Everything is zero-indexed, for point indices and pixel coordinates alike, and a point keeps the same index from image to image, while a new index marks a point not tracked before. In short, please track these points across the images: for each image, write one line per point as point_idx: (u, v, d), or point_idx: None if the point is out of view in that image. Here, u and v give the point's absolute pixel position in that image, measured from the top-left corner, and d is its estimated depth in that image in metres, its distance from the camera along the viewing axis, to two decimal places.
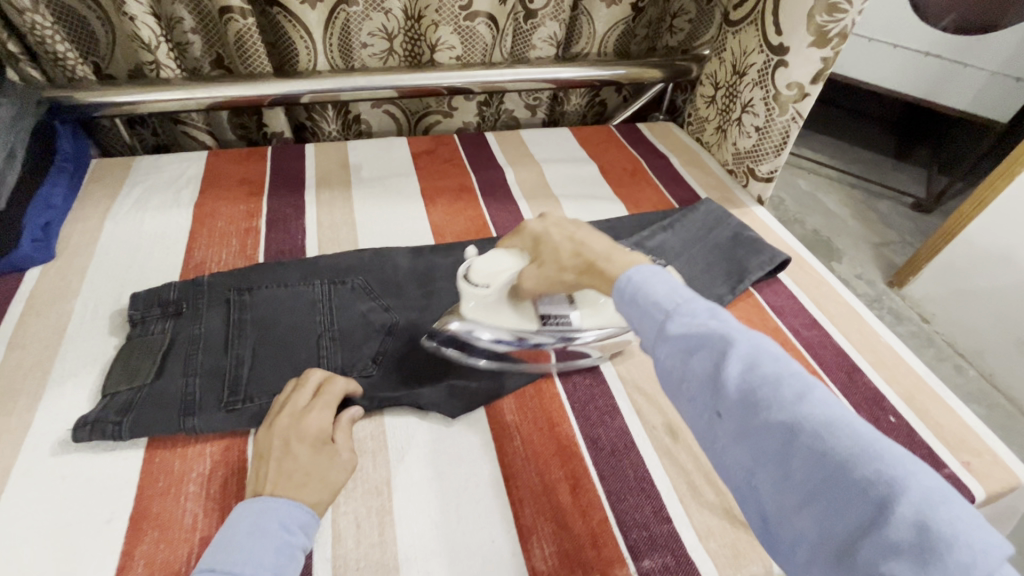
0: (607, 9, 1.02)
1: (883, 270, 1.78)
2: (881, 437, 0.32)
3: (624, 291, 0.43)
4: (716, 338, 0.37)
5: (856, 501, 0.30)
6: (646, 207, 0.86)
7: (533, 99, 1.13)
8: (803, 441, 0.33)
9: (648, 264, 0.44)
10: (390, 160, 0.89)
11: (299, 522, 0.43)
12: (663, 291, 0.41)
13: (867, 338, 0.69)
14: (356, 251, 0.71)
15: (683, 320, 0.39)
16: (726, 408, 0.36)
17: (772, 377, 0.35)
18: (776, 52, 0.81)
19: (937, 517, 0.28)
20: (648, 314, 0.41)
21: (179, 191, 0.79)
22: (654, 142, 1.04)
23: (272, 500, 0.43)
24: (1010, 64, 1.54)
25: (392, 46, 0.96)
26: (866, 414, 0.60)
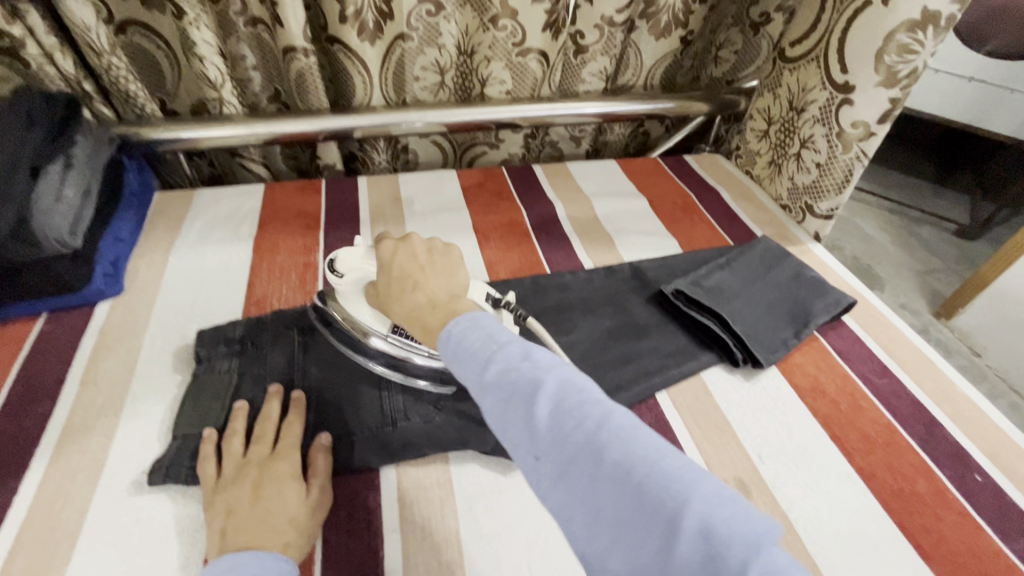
0: (655, 42, 1.02)
1: (930, 300, 1.72)
2: (667, 454, 0.34)
3: (448, 340, 0.44)
4: (527, 382, 0.39)
5: (651, 525, 0.32)
6: (701, 244, 0.85)
7: (577, 131, 1.13)
8: (607, 472, 0.34)
9: (469, 313, 0.45)
10: (441, 193, 0.90)
11: (270, 572, 0.41)
12: (481, 339, 0.42)
13: (942, 388, 0.66)
14: None
15: (500, 365, 0.40)
16: (542, 451, 0.36)
17: (578, 408, 0.37)
18: (840, 90, 0.80)
19: (716, 526, 0.31)
20: (470, 363, 0.41)
21: (240, 224, 0.80)
22: (703, 174, 1.02)
23: (240, 553, 0.41)
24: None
25: (443, 79, 0.97)
26: (950, 472, 0.57)
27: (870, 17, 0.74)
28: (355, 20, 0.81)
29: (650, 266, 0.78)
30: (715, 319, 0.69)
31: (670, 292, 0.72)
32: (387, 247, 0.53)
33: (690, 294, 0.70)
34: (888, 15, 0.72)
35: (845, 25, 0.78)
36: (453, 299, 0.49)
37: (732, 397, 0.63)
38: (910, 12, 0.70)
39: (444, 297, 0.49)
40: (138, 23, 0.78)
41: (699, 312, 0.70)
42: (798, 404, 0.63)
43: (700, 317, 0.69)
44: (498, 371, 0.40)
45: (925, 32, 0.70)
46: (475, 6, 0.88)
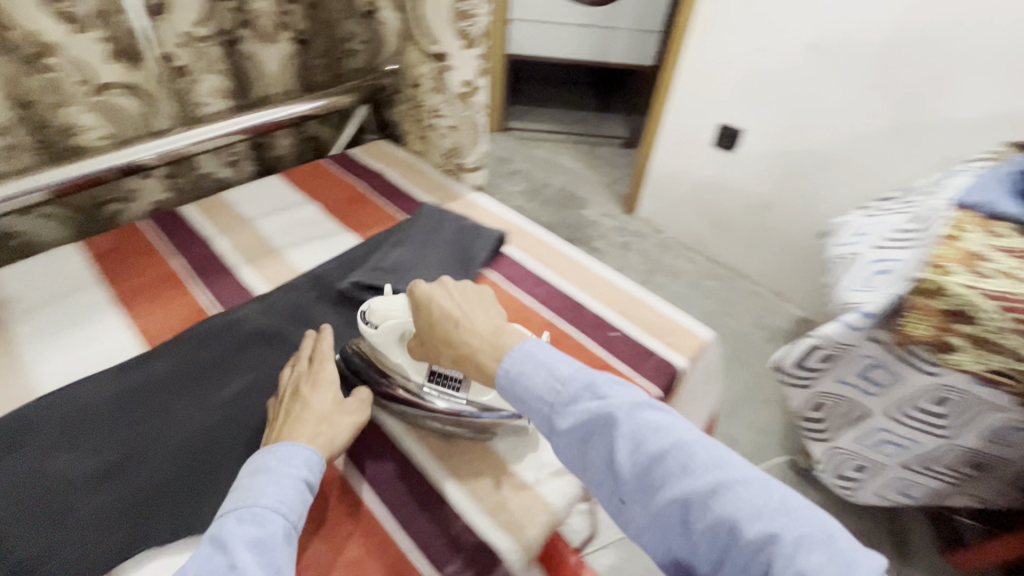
0: (268, 48, 0.99)
1: (618, 202, 2.12)
2: (751, 491, 0.40)
3: (509, 382, 0.51)
4: (600, 421, 0.46)
5: (745, 562, 0.39)
6: (376, 227, 0.88)
7: (231, 154, 1.05)
8: (695, 512, 0.41)
9: (522, 347, 0.52)
10: (61, 274, 0.75)
11: (301, 459, 0.50)
12: (545, 380, 0.49)
13: (582, 274, 0.81)
14: (35, 401, 0.59)
15: (570, 411, 0.47)
16: (626, 489, 0.44)
17: (657, 446, 0.44)
18: (437, 59, 0.90)
19: (807, 566, 0.36)
20: (540, 408, 0.49)
21: None
22: (367, 162, 1.05)
23: (277, 448, 0.50)
24: (642, 22, 1.97)
25: (13, 139, 0.77)
26: (595, 338, 0.71)
27: None
28: None
29: (328, 268, 0.77)
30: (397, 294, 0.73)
31: (348, 285, 0.73)
32: (421, 290, 0.58)
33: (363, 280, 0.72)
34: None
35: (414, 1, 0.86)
36: (497, 334, 0.54)
37: None
38: None
39: (488, 335, 0.54)
40: None
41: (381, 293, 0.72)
42: None
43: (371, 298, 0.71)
44: (573, 412, 0.47)
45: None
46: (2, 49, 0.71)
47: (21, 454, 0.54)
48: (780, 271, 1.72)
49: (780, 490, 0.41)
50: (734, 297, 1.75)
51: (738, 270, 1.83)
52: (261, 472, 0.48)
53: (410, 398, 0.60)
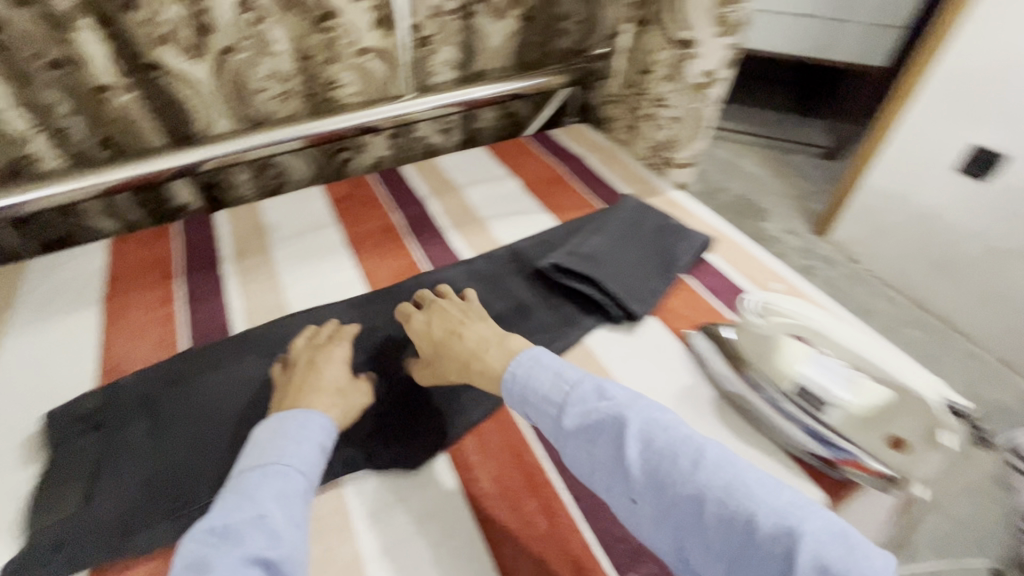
0: (496, 23, 1.02)
1: (805, 216, 1.68)
2: (773, 490, 0.42)
3: (513, 388, 0.53)
4: (611, 422, 0.48)
5: (766, 560, 0.39)
6: (574, 212, 0.88)
7: (444, 123, 1.12)
8: (711, 506, 0.42)
9: (529, 352, 0.55)
10: (309, 212, 0.86)
11: (317, 424, 0.52)
12: (551, 380, 0.52)
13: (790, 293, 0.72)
14: (289, 317, 0.69)
15: (578, 410, 0.50)
16: (637, 489, 0.45)
17: (688, 442, 0.46)
18: (685, 47, 0.85)
19: (829, 560, 0.37)
20: (544, 411, 0.51)
21: (82, 288, 0.73)
22: (568, 145, 1.03)
23: (297, 413, 0.52)
24: (886, 11, 1.59)
25: (291, 87, 0.90)
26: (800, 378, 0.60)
27: None
28: (172, 37, 0.77)
29: (528, 246, 0.79)
30: (594, 286, 0.71)
31: (548, 266, 0.72)
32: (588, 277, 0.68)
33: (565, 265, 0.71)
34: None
35: None
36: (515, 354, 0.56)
37: (615, 354, 0.66)
38: None
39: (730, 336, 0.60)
40: None
41: (578, 281, 0.71)
42: (677, 346, 0.67)
43: (575, 284, 0.71)
44: (572, 417, 0.49)
45: None
46: (303, 11, 0.83)
47: (272, 360, 0.63)
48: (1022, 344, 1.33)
49: (798, 497, 0.42)
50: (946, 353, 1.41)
51: (957, 329, 1.44)
52: (274, 432, 0.50)
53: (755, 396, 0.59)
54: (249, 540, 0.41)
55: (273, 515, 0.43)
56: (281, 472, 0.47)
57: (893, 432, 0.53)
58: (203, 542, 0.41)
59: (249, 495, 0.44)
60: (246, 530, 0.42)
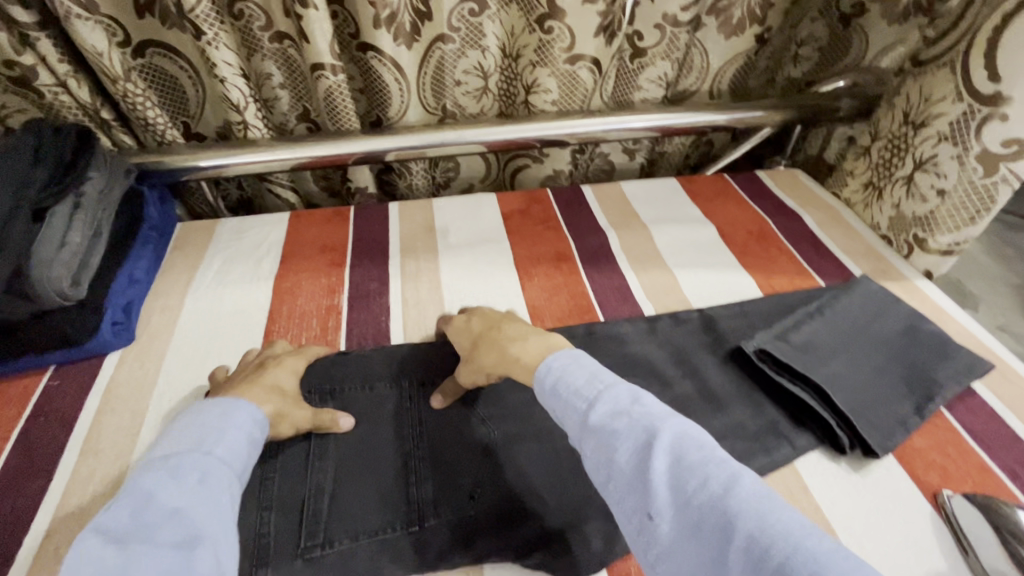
0: (725, 41, 0.88)
1: None
2: (817, 534, 0.33)
3: (546, 380, 0.46)
4: (641, 429, 0.40)
5: None
6: (783, 284, 0.72)
7: (632, 144, 1.01)
8: (737, 540, 0.33)
9: (570, 351, 0.48)
10: (480, 223, 0.81)
11: (247, 417, 0.48)
12: (585, 377, 0.45)
13: None
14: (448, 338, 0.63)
15: (607, 407, 0.42)
16: (654, 507, 0.37)
17: (719, 466, 0.38)
18: (984, 102, 0.64)
19: None
20: (572, 405, 0.43)
21: (261, 259, 0.74)
22: (781, 195, 0.89)
23: (222, 407, 0.48)
24: None
25: (487, 84, 0.86)
26: None
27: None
28: (391, 23, 0.73)
29: (727, 315, 0.66)
30: (810, 390, 0.56)
31: (752, 349, 0.59)
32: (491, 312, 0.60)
33: (778, 354, 0.57)
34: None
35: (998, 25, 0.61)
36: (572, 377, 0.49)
37: (837, 497, 0.50)
38: None
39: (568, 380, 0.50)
40: (158, 44, 0.73)
41: (790, 380, 0.57)
42: (924, 507, 0.50)
43: (787, 384, 0.56)
44: (601, 413, 0.42)
45: None
46: (522, 5, 0.77)
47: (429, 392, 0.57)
48: None
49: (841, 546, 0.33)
50: None
51: None
52: (184, 423, 0.46)
53: None
54: (164, 531, 0.36)
55: (190, 507, 0.38)
56: (204, 459, 0.43)
57: None
58: (107, 534, 0.35)
59: (158, 486, 0.39)
60: (160, 522, 0.37)
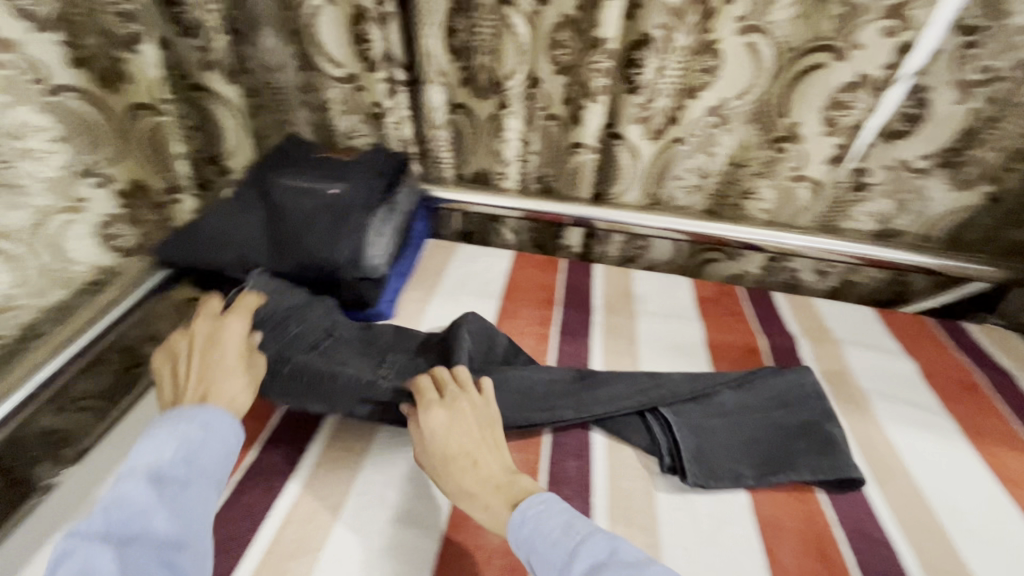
0: (949, 192, 0.90)
1: None
2: None
3: (521, 529, 0.46)
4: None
5: None
6: (993, 439, 0.69)
7: (826, 265, 1.04)
8: None
9: (536, 496, 0.48)
10: (674, 299, 0.90)
11: (213, 425, 0.49)
12: (559, 527, 0.45)
13: None
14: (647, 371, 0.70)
15: (585, 562, 0.42)
16: None
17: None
18: None
19: None
20: (552, 564, 0.43)
21: (490, 282, 0.90)
22: (993, 351, 0.85)
23: (190, 413, 0.49)
24: None
25: (703, 183, 0.95)
26: None
27: None
28: (646, 121, 0.86)
29: (927, 453, 0.66)
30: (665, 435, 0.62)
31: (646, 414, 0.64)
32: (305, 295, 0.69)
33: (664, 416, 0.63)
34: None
35: None
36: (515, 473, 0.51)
37: None
38: None
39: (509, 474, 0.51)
40: None
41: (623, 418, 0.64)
42: None
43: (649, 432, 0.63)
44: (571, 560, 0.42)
45: None
46: (762, 124, 0.85)
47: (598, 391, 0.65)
48: None
49: None
50: None
51: None
52: (165, 426, 0.48)
53: None
54: (144, 543, 0.40)
55: (153, 516, 0.42)
56: (181, 474, 0.45)
57: None
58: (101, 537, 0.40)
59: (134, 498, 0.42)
60: (133, 529, 0.41)
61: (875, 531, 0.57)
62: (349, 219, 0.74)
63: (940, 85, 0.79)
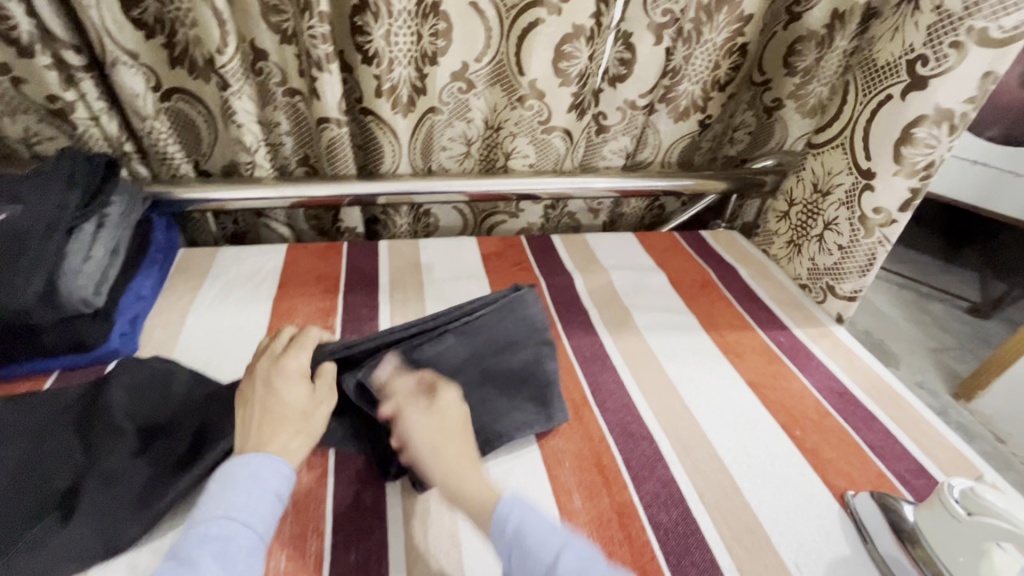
0: (674, 124, 1.04)
1: (947, 380, 1.62)
2: None
3: (503, 529, 0.43)
4: None
5: None
6: (721, 321, 0.84)
7: (595, 203, 1.15)
8: None
9: (519, 496, 0.46)
10: (460, 261, 0.91)
11: (272, 470, 0.47)
12: (542, 530, 0.43)
13: (954, 455, 0.66)
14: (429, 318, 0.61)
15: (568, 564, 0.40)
16: None
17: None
18: (864, 176, 0.82)
19: None
20: (533, 560, 0.41)
21: (260, 284, 0.81)
22: (720, 251, 1.03)
23: (249, 456, 0.47)
24: None
25: (469, 150, 0.97)
26: None
27: (890, 109, 0.77)
28: (390, 93, 0.83)
29: (676, 348, 0.78)
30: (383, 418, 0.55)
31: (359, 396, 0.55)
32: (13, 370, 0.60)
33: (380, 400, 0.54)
34: (905, 109, 0.75)
35: (867, 118, 0.81)
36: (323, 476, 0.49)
37: (762, 494, 0.59)
38: (926, 110, 0.73)
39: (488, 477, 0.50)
40: (182, 91, 0.81)
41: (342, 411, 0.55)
42: (832, 505, 0.58)
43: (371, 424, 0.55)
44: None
45: (942, 129, 0.73)
46: (504, 86, 0.89)
47: None
48: None
49: None
50: None
51: None
52: (224, 477, 0.46)
53: None
54: None
55: (234, 562, 0.41)
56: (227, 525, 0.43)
57: None
58: None
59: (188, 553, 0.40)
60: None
61: (637, 428, 0.65)
62: (30, 246, 0.58)
63: (640, 29, 0.88)
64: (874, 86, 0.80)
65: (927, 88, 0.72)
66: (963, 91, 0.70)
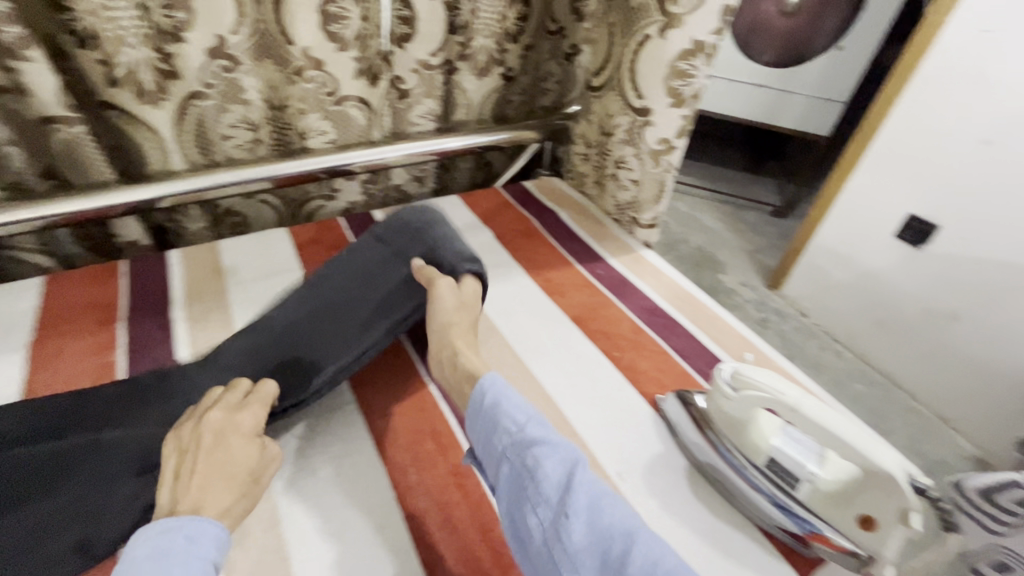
0: (478, 80, 1.03)
1: (761, 273, 1.90)
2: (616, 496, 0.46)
3: (482, 398, 0.53)
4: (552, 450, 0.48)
5: (583, 531, 0.43)
6: (546, 266, 0.88)
7: (418, 171, 1.12)
8: (598, 519, 0.43)
9: (491, 375, 0.55)
10: (269, 256, 0.83)
11: (209, 535, 0.42)
12: (505, 409, 0.52)
13: (740, 340, 0.77)
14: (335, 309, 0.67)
15: (523, 437, 0.49)
16: (537, 500, 0.46)
17: (582, 529, 0.43)
18: (638, 114, 0.89)
19: (619, 529, 0.43)
20: (500, 427, 0.51)
21: (8, 330, 0.67)
22: (541, 199, 1.06)
23: (175, 520, 0.42)
24: (822, 89, 1.82)
25: (258, 135, 0.87)
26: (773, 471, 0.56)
27: (653, 48, 0.82)
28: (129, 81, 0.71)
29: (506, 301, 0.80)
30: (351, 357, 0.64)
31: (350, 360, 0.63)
32: None
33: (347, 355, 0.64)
34: (666, 46, 0.81)
35: (634, 55, 0.86)
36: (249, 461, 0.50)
37: (586, 419, 0.63)
38: (681, 43, 0.80)
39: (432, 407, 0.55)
40: None
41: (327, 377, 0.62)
42: (648, 412, 0.65)
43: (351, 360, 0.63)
44: (497, 459, 0.50)
45: (698, 59, 0.80)
46: (276, 59, 0.80)
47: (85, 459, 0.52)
48: (949, 392, 1.47)
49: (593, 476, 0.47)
50: (883, 413, 1.49)
51: (896, 380, 1.58)
52: (147, 549, 0.40)
53: (734, 472, 0.57)
54: None
55: None
56: None
57: (862, 510, 0.51)
58: None
59: None
60: None
61: None
62: None
63: None
64: (634, 27, 0.85)
65: (679, 25, 0.78)
66: (709, 21, 0.77)
